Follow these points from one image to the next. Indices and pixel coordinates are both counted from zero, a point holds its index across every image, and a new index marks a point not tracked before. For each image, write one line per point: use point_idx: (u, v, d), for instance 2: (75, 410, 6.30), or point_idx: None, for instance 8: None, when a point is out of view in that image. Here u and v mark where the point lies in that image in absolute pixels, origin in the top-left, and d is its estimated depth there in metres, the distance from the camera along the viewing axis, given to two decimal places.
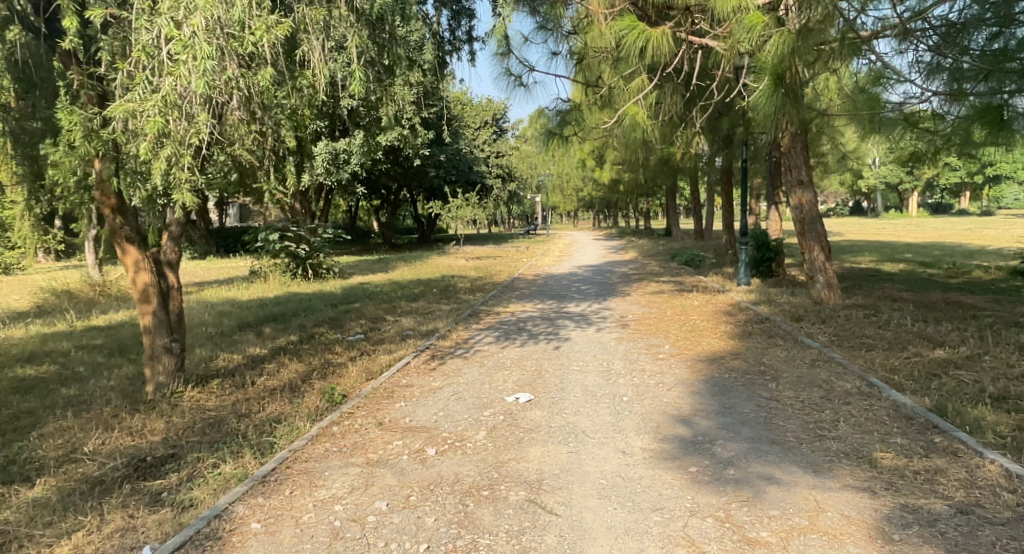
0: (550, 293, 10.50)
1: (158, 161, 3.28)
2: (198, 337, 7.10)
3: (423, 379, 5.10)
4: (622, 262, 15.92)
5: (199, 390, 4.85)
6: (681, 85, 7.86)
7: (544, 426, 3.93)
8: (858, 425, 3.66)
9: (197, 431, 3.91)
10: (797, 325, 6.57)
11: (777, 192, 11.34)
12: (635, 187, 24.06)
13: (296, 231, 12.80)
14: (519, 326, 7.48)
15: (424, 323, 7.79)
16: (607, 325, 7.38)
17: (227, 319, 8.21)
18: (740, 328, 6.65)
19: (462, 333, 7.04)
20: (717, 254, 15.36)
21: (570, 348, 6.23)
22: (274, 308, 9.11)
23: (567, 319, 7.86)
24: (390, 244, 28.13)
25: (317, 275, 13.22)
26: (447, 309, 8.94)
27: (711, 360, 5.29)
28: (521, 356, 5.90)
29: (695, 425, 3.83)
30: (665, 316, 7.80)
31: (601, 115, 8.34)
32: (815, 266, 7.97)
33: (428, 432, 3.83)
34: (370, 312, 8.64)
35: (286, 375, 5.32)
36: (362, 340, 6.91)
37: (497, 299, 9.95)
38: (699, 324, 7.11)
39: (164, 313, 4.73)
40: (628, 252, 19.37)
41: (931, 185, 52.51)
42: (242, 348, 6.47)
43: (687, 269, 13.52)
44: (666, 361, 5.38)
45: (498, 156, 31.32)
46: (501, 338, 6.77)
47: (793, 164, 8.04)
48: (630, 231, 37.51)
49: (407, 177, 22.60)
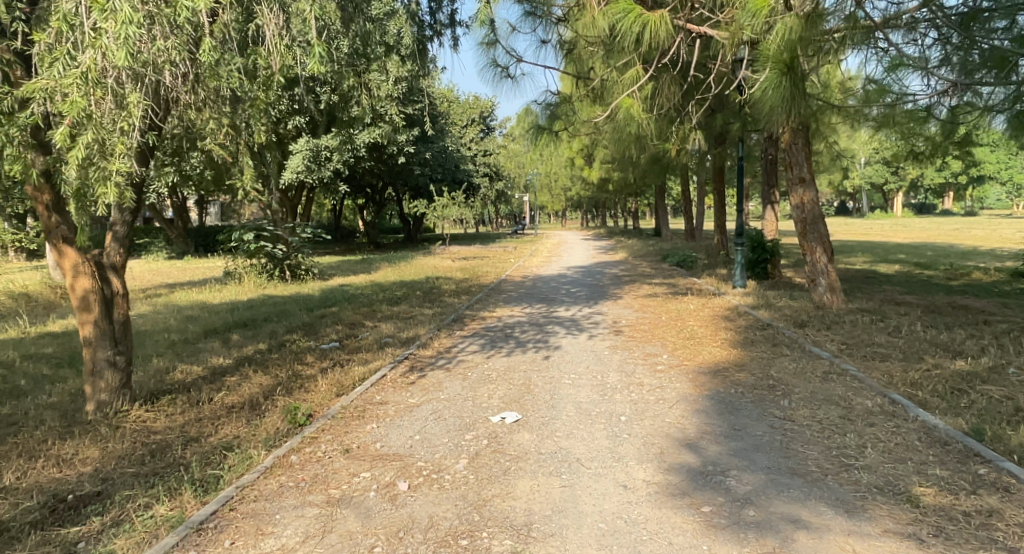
0: (538, 295, 10.05)
1: (75, 149, 2.75)
2: (158, 345, 6.56)
3: (401, 394, 4.63)
4: (612, 263, 15.55)
5: (148, 408, 4.32)
6: (677, 77, 7.48)
7: (533, 452, 3.48)
8: (889, 452, 3.25)
9: (136, 461, 3.40)
10: (803, 332, 6.20)
11: (772, 192, 11.00)
12: (623, 186, 23.78)
13: (273, 231, 12.24)
14: (505, 332, 7.01)
15: (405, 329, 7.31)
16: (599, 331, 6.94)
17: (193, 325, 7.66)
18: (742, 336, 6.24)
19: (445, 341, 6.58)
20: (709, 255, 15.01)
21: (561, 357, 5.79)
22: (246, 312, 8.58)
23: (557, 325, 7.41)
24: (375, 243, 27.56)
25: (295, 276, 12.70)
26: (430, 313, 8.45)
27: (714, 373, 4.88)
28: (508, 367, 5.46)
29: (704, 452, 3.40)
30: (660, 322, 7.37)
31: (592, 109, 7.90)
32: (818, 269, 7.60)
33: (401, 461, 3.36)
34: (348, 318, 8.13)
35: (249, 389, 4.83)
36: (337, 348, 6.42)
37: (483, 302, 9.48)
38: (698, 330, 6.69)
39: (107, 323, 4.21)
40: (618, 253, 19.01)
41: (916, 186, 52.84)
42: (205, 358, 5.95)
43: (680, 270, 13.14)
44: (665, 374, 4.95)
45: (485, 154, 30.89)
46: (487, 346, 6.32)
47: (794, 162, 7.66)
48: (618, 231, 37.25)
49: (391, 175, 22.08)
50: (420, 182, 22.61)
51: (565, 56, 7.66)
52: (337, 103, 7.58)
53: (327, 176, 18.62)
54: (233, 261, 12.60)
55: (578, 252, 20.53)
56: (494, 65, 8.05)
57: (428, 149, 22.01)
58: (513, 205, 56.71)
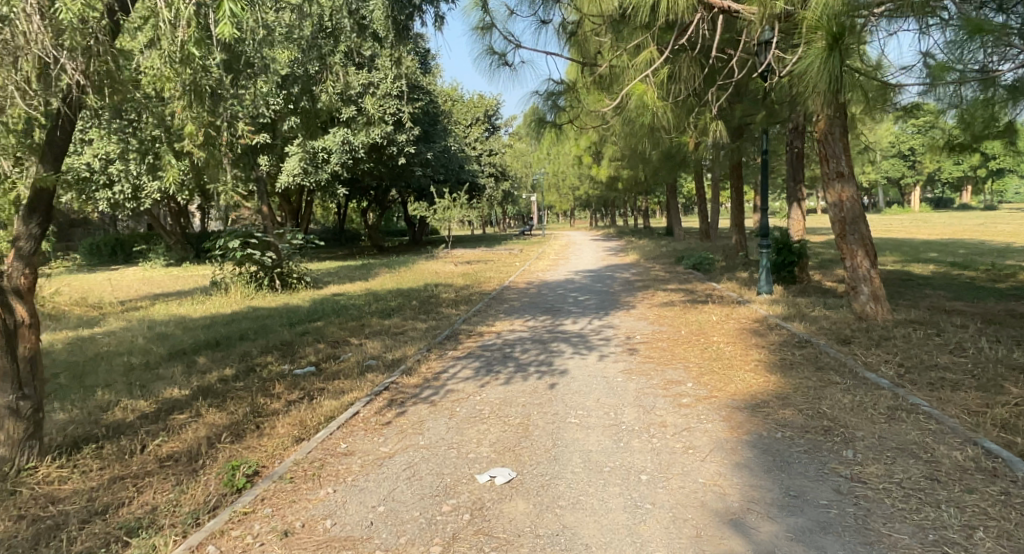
0: (544, 305, 9.21)
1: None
2: (111, 371, 5.79)
3: (372, 437, 3.86)
4: (623, 267, 14.66)
5: (61, 463, 3.53)
6: (697, 59, 6.65)
7: (530, 534, 2.66)
8: (1009, 540, 2.43)
9: (11, 551, 2.60)
10: (851, 352, 5.38)
11: (798, 188, 10.10)
12: (635, 184, 22.86)
13: (262, 238, 11.49)
14: (505, 352, 6.18)
15: (392, 349, 6.51)
16: (612, 350, 6.08)
17: (157, 346, 6.86)
18: (778, 357, 5.38)
19: (435, 363, 5.75)
20: (726, 256, 14.11)
21: (568, 384, 4.98)
22: (222, 329, 7.84)
23: (563, 342, 6.57)
24: (379, 247, 26.83)
25: (285, 285, 11.95)
26: (423, 328, 7.64)
27: (753, 410, 4.06)
28: (505, 399, 4.65)
29: (756, 535, 2.58)
30: (681, 337, 6.53)
31: (599, 97, 7.09)
32: (859, 275, 6.74)
33: (356, 550, 2.56)
34: (332, 335, 7.33)
35: (195, 432, 4.03)
36: (311, 374, 5.62)
37: (483, 314, 8.65)
38: (725, 349, 5.83)
39: (8, 361, 3.41)
40: (628, 254, 18.13)
41: (934, 179, 51.43)
42: (156, 387, 5.18)
43: (696, 273, 12.27)
44: (692, 410, 4.13)
45: (490, 154, 30.11)
46: (485, 371, 5.50)
47: (830, 154, 6.80)
48: (628, 231, 36.36)
49: (392, 177, 21.21)
50: (423, 183, 21.90)
51: (569, 40, 6.87)
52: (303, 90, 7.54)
53: (324, 179, 17.91)
54: (220, 269, 11.85)
55: (586, 254, 19.67)
56: (491, 52, 7.27)
57: (431, 148, 21.09)
58: (521, 206, 55.87)
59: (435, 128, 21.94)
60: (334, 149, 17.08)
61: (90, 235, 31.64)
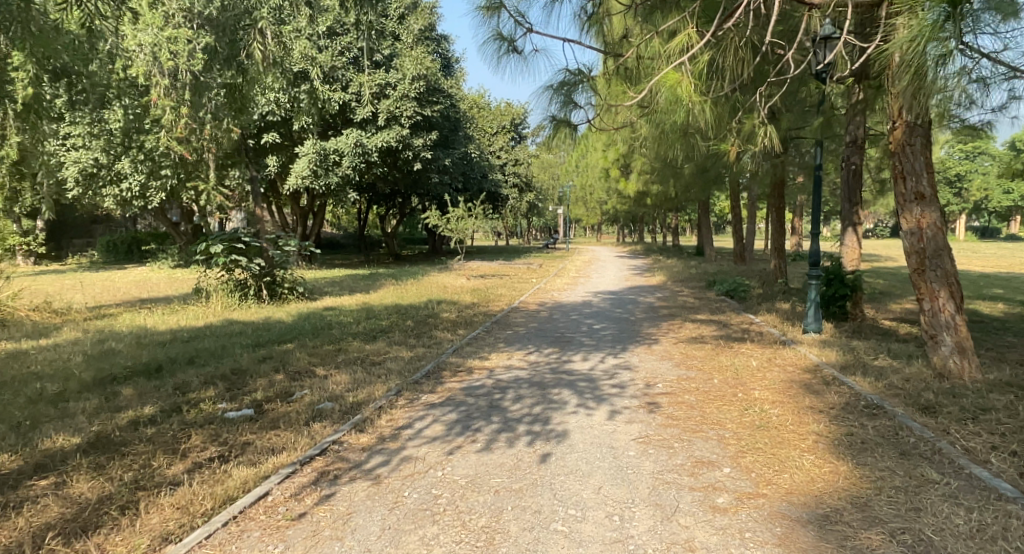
0: (552, 333, 8.01)
1: None
2: (8, 402, 4.76)
3: (266, 545, 2.73)
4: (648, 289, 13.36)
5: None
6: (749, 44, 5.39)
7: None
8: None
9: None
10: (944, 429, 4.07)
11: (855, 210, 8.66)
12: (664, 199, 21.51)
13: (250, 242, 10.49)
14: (491, 399, 4.98)
15: (359, 386, 5.36)
16: (626, 405, 4.83)
17: (83, 369, 5.80)
18: (845, 432, 4.08)
19: (400, 414, 4.55)
20: (764, 283, 12.71)
21: (566, 456, 3.76)
22: (179, 347, 6.83)
23: (567, 387, 5.34)
24: (395, 254, 25.88)
25: (273, 295, 11.01)
26: (405, 358, 6.48)
27: (822, 530, 2.81)
28: (474, 478, 3.45)
29: None
30: (714, 389, 5.27)
31: (621, 89, 5.84)
32: (940, 322, 5.41)
33: None
34: (296, 362, 6.24)
35: (34, 517, 2.94)
36: (247, 420, 4.50)
37: (481, 341, 7.47)
38: (772, 413, 4.54)
39: None
40: (654, 275, 16.83)
41: (982, 207, 48.82)
42: (42, 432, 4.11)
43: (730, 301, 10.96)
44: (731, 523, 2.89)
45: (515, 164, 29.29)
46: (462, 429, 4.27)
47: (907, 170, 5.50)
48: (657, 248, 34.80)
49: (409, 182, 20.13)
50: (439, 191, 20.68)
51: (588, 22, 5.74)
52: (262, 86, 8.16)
53: (335, 185, 16.64)
54: (204, 275, 10.89)
55: (610, 272, 18.37)
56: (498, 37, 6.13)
57: (449, 155, 19.94)
58: (547, 218, 54.62)
59: (456, 134, 20.76)
60: (346, 151, 15.98)
61: (111, 231, 31.52)
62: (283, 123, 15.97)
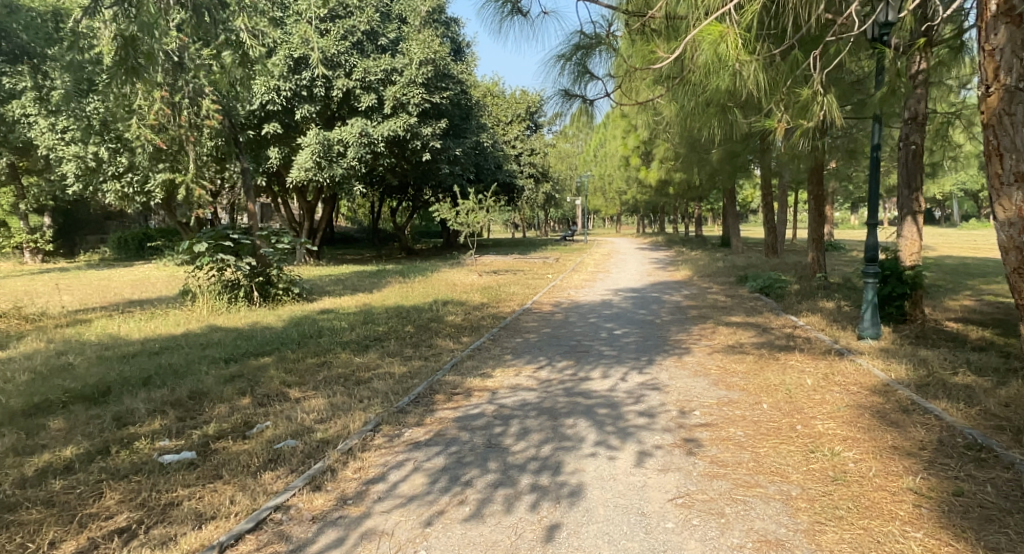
0: (568, 341, 7.04)
1: None
2: None
3: None
4: (673, 286, 12.29)
5: None
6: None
7: None
8: None
9: None
10: None
11: (914, 196, 7.51)
12: (688, 187, 20.29)
13: (239, 240, 9.67)
14: (491, 434, 4.04)
15: (332, 415, 4.45)
16: (657, 443, 3.86)
17: (18, 393, 4.95)
18: (952, 491, 3.06)
19: (374, 459, 3.64)
20: (802, 278, 11.58)
21: (580, 529, 2.82)
22: (140, 363, 5.98)
23: (583, 417, 4.36)
24: (407, 249, 24.98)
25: (266, 297, 10.17)
26: (394, 375, 5.55)
27: None
28: None
29: None
30: (766, 420, 4.26)
31: (652, 53, 4.67)
32: None
33: None
34: (266, 382, 5.34)
35: None
36: (183, 467, 3.60)
37: (485, 352, 6.51)
38: (848, 459, 3.51)
39: None
40: (679, 269, 15.75)
41: None
42: None
43: (767, 299, 9.88)
44: None
45: (531, 154, 28.15)
46: (447, 483, 3.33)
47: (1004, 147, 3.60)
48: (679, 239, 33.44)
49: (417, 173, 19.17)
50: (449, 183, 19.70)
51: None
52: (256, 67, 7.05)
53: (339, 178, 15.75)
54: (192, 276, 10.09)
55: (632, 266, 17.31)
56: None
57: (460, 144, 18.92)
58: (564, 209, 53.34)
59: (467, 123, 19.75)
60: (351, 142, 15.05)
61: (123, 228, 31.03)
62: (285, 112, 15.22)
